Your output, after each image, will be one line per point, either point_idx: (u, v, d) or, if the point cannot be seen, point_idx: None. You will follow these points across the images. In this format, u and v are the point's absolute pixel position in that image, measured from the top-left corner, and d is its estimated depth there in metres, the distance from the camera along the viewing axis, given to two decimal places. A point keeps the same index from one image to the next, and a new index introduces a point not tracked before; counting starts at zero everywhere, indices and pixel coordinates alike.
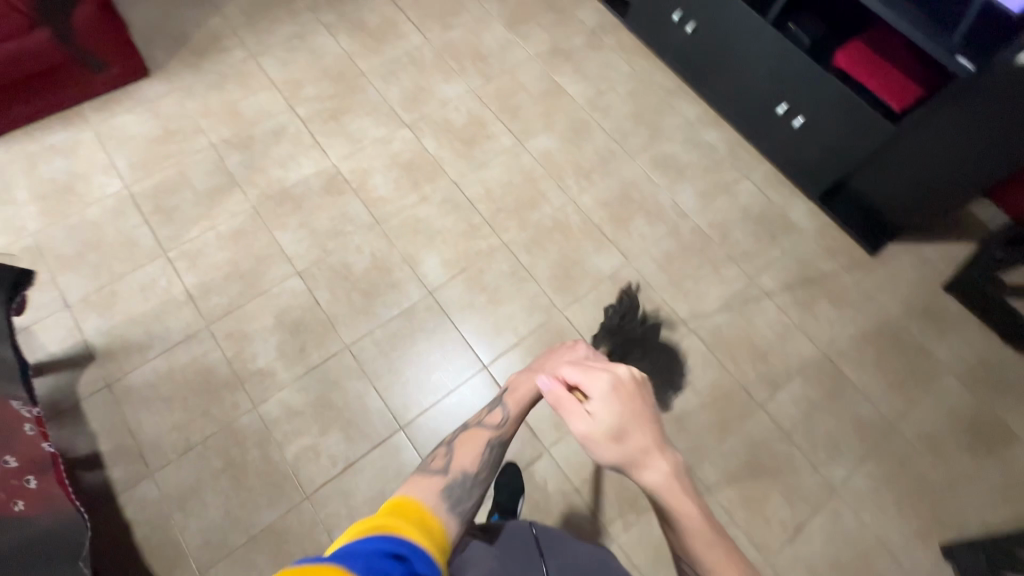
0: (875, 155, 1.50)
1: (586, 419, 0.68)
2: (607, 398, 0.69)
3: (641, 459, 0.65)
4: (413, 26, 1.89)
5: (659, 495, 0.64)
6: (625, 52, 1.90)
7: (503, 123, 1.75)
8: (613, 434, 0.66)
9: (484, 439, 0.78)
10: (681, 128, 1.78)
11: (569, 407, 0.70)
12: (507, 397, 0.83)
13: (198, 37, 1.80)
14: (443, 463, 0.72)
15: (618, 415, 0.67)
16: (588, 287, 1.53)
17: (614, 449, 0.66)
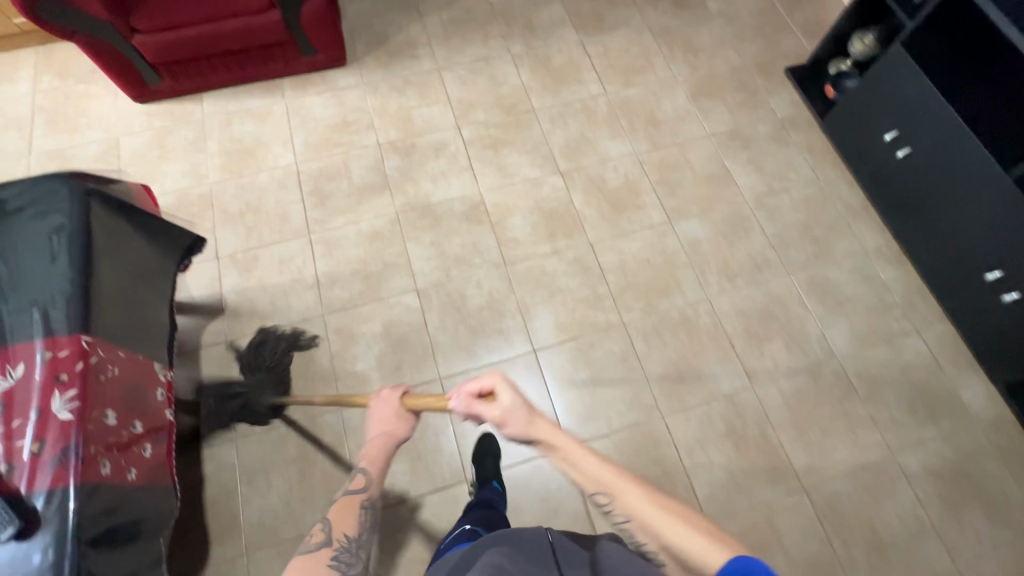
0: None
1: (496, 407, 0.76)
2: (501, 390, 0.77)
3: (537, 421, 0.73)
4: (596, 74, 1.86)
5: (554, 437, 0.72)
6: (811, 156, 1.74)
7: (658, 197, 1.66)
8: (515, 411, 0.74)
9: (356, 506, 0.80)
10: (853, 255, 1.59)
11: (478, 407, 0.78)
12: (361, 461, 0.84)
13: (397, 40, 1.90)
14: (318, 537, 0.75)
15: (512, 396, 0.76)
16: (699, 399, 1.40)
17: (516, 418, 0.74)
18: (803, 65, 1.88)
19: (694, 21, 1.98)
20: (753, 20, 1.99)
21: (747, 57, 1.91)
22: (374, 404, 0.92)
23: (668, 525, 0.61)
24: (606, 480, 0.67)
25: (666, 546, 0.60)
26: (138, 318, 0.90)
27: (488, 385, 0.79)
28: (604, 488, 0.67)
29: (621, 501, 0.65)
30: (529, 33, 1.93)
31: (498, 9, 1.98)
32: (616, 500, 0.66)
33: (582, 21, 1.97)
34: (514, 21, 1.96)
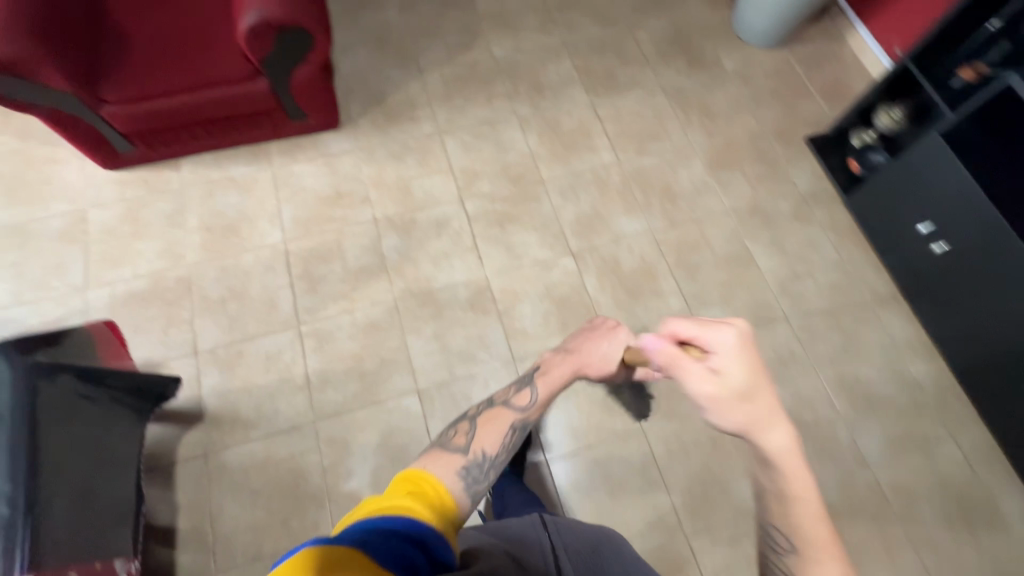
0: None
1: (712, 378, 0.65)
2: (730, 361, 0.65)
3: (756, 423, 0.63)
4: (608, 141, 1.75)
5: (781, 459, 0.63)
6: (835, 235, 1.64)
7: (676, 281, 1.55)
8: (743, 395, 0.64)
9: (508, 421, 0.84)
10: (883, 350, 1.50)
11: (686, 370, 0.66)
12: (538, 381, 0.91)
13: (395, 99, 1.77)
14: (465, 441, 0.77)
15: (743, 377, 0.64)
16: (725, 518, 1.31)
17: (736, 410, 0.63)
18: (825, 132, 1.79)
19: (710, 82, 1.87)
20: (771, 81, 1.89)
21: (766, 122, 1.81)
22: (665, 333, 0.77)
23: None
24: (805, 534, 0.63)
25: None
26: (89, 489, 0.86)
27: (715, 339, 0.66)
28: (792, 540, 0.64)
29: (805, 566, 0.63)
30: (537, 92, 1.81)
31: (502, 65, 1.85)
32: (803, 554, 0.63)
33: (592, 80, 1.85)
34: (520, 78, 1.83)
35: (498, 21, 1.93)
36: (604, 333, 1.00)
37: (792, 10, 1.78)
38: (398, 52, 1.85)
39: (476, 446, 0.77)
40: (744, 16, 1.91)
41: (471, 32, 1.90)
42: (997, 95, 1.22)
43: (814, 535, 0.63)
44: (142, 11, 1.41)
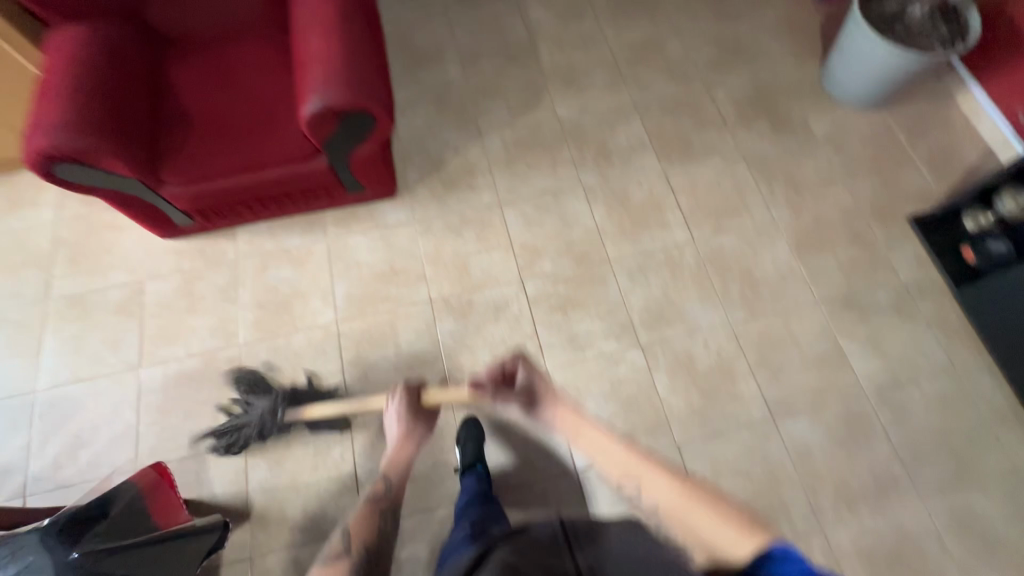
0: None
1: (518, 394, 1.07)
2: (518, 374, 1.11)
3: (553, 404, 0.99)
4: (682, 216, 1.61)
5: (576, 426, 0.92)
6: (945, 335, 1.45)
7: (758, 383, 1.40)
8: (534, 399, 1.03)
9: (378, 505, 1.00)
10: (1005, 480, 1.30)
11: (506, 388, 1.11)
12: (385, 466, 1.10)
13: (453, 165, 1.68)
14: (341, 538, 0.90)
15: (531, 377, 1.07)
16: None
17: (540, 404, 1.01)
18: (932, 210, 1.57)
19: (797, 149, 1.70)
20: (867, 148, 1.70)
21: (861, 197, 1.63)
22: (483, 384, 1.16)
23: (691, 512, 0.71)
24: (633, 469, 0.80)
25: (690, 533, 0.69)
26: None
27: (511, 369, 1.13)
28: (630, 477, 0.79)
29: (646, 493, 0.76)
30: (604, 159, 1.69)
31: (567, 128, 1.74)
32: (639, 481, 0.78)
33: (664, 145, 1.71)
34: (586, 143, 1.71)
35: (563, 79, 1.82)
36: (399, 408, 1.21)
37: (898, 73, 1.59)
38: (459, 113, 1.76)
39: (355, 539, 0.90)
40: (838, 75, 1.73)
41: (535, 91, 1.80)
42: None
43: (651, 474, 0.78)
44: (208, 86, 1.37)
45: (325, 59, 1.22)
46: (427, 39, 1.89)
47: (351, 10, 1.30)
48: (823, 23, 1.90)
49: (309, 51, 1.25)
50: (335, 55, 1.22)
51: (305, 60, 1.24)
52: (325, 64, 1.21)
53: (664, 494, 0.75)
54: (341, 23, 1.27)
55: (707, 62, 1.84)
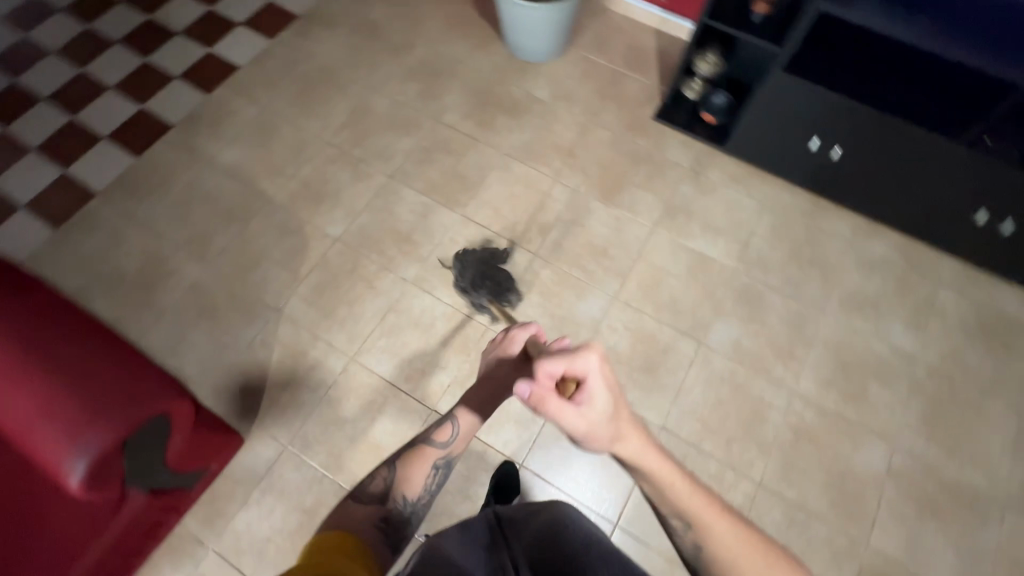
0: (824, 127, 1.47)
1: (581, 415, 0.68)
2: (595, 389, 0.68)
3: (625, 435, 0.69)
4: (509, 242, 1.59)
5: (641, 455, 0.69)
6: (741, 184, 1.68)
7: (670, 325, 1.48)
8: (608, 418, 0.68)
9: (431, 459, 0.92)
10: (849, 255, 1.58)
11: (557, 408, 0.67)
12: (455, 414, 0.95)
13: (277, 360, 1.43)
14: (384, 486, 0.85)
15: (607, 408, 0.68)
16: (873, 496, 1.31)
17: (604, 432, 0.68)
18: (663, 102, 1.79)
19: (541, 121, 1.78)
20: (587, 85, 1.85)
21: (613, 125, 1.78)
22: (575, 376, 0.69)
23: (742, 558, 0.66)
24: (689, 508, 0.69)
25: None
26: None
27: (580, 373, 0.69)
28: (684, 517, 0.69)
29: (700, 535, 0.68)
30: (408, 243, 1.58)
31: (351, 241, 1.58)
32: (693, 524, 0.69)
33: (446, 193, 1.66)
34: (380, 241, 1.58)
35: (309, 199, 1.64)
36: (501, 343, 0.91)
37: (561, 21, 1.73)
38: (237, 306, 1.49)
39: (399, 492, 0.84)
40: (525, 45, 1.82)
41: (292, 230, 1.59)
42: (812, 21, 1.29)
43: (710, 523, 0.68)
44: None
45: (77, 411, 0.89)
46: (137, 260, 1.54)
47: (44, 326, 0.94)
48: (476, 9, 1.98)
49: (33, 418, 0.89)
50: (82, 395, 0.90)
51: (36, 433, 0.88)
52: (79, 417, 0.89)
53: (716, 544, 0.67)
54: (50, 351, 0.92)
55: (418, 98, 1.81)
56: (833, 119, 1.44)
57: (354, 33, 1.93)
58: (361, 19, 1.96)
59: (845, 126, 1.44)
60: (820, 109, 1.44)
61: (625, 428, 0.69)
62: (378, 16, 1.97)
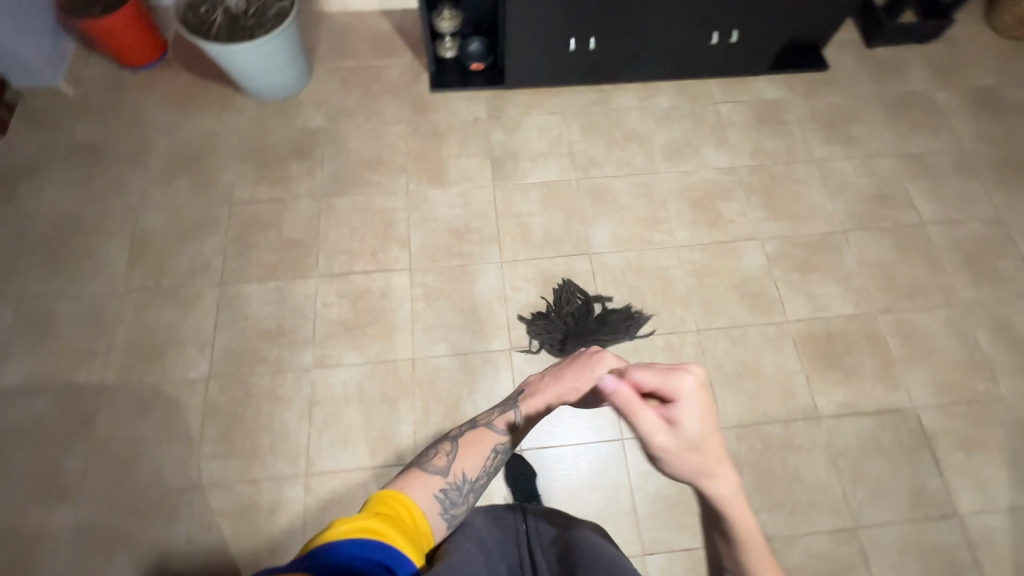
0: (571, 26, 1.60)
1: (666, 431, 0.63)
2: (687, 408, 0.64)
3: (711, 471, 0.63)
4: (381, 272, 1.52)
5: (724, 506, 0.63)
6: (536, 107, 1.78)
7: (559, 255, 1.56)
8: (691, 443, 0.63)
9: (492, 443, 0.88)
10: (647, 116, 1.77)
11: (640, 415, 0.64)
12: (522, 402, 0.94)
13: (231, 530, 1.25)
14: (446, 461, 0.82)
15: (696, 434, 0.63)
16: (772, 283, 1.54)
17: (682, 456, 0.63)
18: (430, 73, 1.80)
19: (333, 146, 1.68)
20: (353, 92, 1.77)
21: (400, 115, 1.74)
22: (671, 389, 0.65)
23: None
24: None
25: None
26: None
27: (672, 395, 0.65)
28: None
29: None
30: (284, 334, 1.43)
31: (225, 368, 1.39)
32: None
33: (289, 265, 1.52)
34: (255, 350, 1.41)
35: (149, 358, 1.39)
36: (588, 360, 0.92)
37: (292, 46, 1.61)
38: (147, 512, 1.25)
39: (455, 468, 0.82)
40: (271, 84, 1.68)
41: (152, 399, 1.35)
42: None
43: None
44: None
45: None
46: None
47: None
48: (194, 73, 1.77)
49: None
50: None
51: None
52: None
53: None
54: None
55: (195, 192, 1.60)
56: (573, 17, 1.57)
57: (74, 164, 1.62)
58: (71, 145, 1.64)
59: (585, 18, 1.58)
60: (560, 14, 1.56)
61: (718, 464, 0.63)
62: (88, 133, 1.66)
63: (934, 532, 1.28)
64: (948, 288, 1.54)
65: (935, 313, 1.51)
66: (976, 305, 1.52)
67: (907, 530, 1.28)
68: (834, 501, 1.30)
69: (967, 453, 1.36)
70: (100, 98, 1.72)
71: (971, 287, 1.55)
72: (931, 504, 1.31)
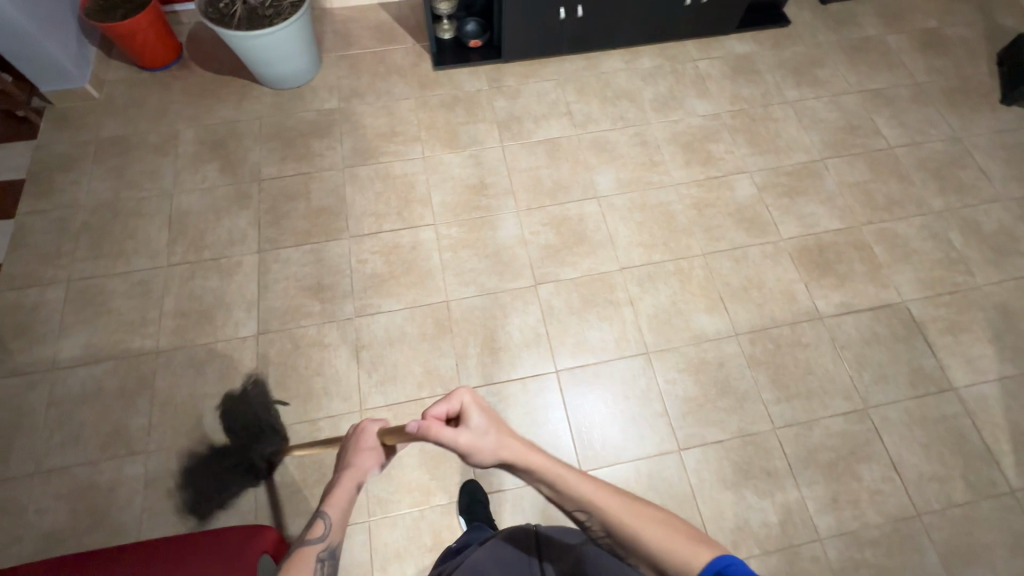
0: None
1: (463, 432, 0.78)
2: (467, 410, 0.80)
3: (508, 445, 0.77)
4: (408, 229, 1.64)
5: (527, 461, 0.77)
6: (533, 75, 1.93)
7: (569, 200, 1.70)
8: (485, 432, 0.78)
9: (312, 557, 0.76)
10: (634, 76, 1.94)
11: (438, 437, 0.78)
12: (326, 505, 0.81)
13: (296, 465, 1.33)
14: None
15: (484, 423, 0.79)
16: (764, 208, 1.69)
17: (488, 443, 0.77)
18: (432, 53, 1.95)
19: (349, 124, 1.81)
20: (362, 75, 1.91)
21: (409, 92, 1.88)
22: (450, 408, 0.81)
23: (642, 527, 0.69)
24: (587, 499, 0.73)
25: (638, 544, 0.69)
26: None
27: (462, 409, 0.81)
28: (581, 507, 0.74)
29: (595, 518, 0.73)
30: (325, 290, 1.53)
31: (272, 325, 1.48)
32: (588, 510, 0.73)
33: (321, 230, 1.62)
34: (298, 306, 1.51)
35: (199, 322, 1.48)
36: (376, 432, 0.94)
37: (305, 35, 1.74)
38: (215, 457, 1.33)
39: None
40: (287, 72, 1.80)
41: (207, 358, 1.44)
42: None
43: (604, 501, 0.72)
44: None
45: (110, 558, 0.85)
46: (64, 505, 1.27)
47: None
48: (211, 69, 1.89)
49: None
50: (205, 556, 0.85)
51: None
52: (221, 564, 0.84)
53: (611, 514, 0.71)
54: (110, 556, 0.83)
55: (225, 173, 1.70)
56: None
57: (107, 158, 1.72)
58: (102, 141, 1.75)
59: None
60: None
61: (507, 436, 0.78)
62: (117, 130, 1.77)
63: (936, 404, 1.42)
64: (919, 199, 1.72)
65: (912, 221, 1.68)
66: (945, 212, 1.70)
67: (912, 404, 1.42)
68: (844, 387, 1.44)
69: (955, 335, 1.51)
70: (124, 99, 1.82)
71: (939, 197, 1.72)
72: (930, 381, 1.45)
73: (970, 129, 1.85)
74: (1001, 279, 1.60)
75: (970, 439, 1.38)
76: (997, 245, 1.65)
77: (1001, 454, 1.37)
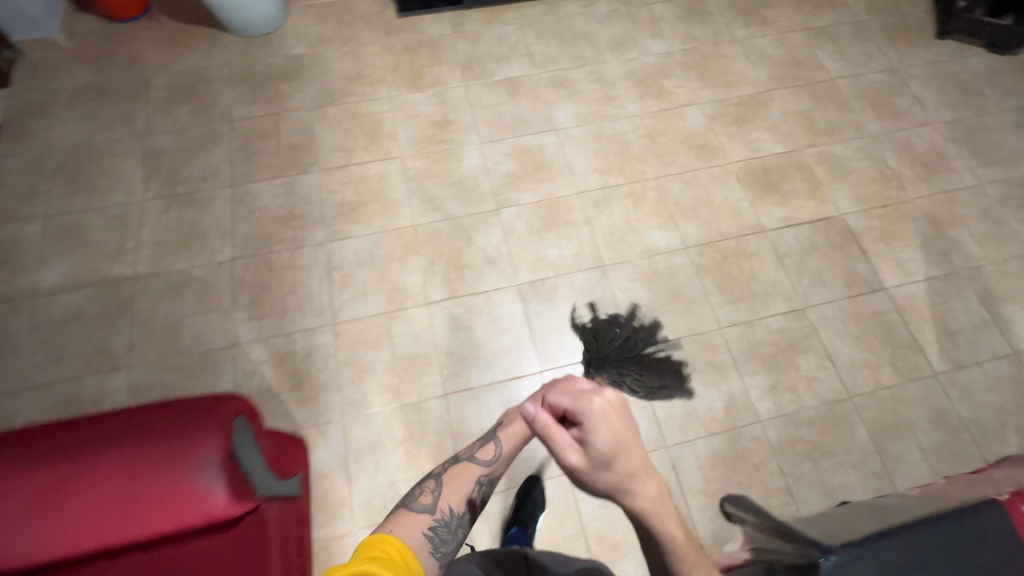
0: None
1: (578, 447, 0.66)
2: (598, 425, 0.65)
3: (638, 481, 0.65)
4: (375, 161, 1.71)
5: (653, 518, 0.65)
6: (493, 21, 2.01)
7: (530, 132, 1.78)
8: (609, 458, 0.65)
9: (473, 478, 0.81)
10: (591, 19, 2.03)
11: (557, 434, 0.67)
12: (500, 432, 0.85)
13: (274, 374, 1.41)
14: (431, 498, 0.78)
15: (609, 443, 0.64)
16: (713, 135, 1.80)
17: (604, 475, 0.65)
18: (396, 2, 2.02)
19: (316, 68, 1.88)
20: (329, 23, 1.97)
21: (374, 38, 1.95)
22: (585, 412, 0.67)
23: None
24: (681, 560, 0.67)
25: None
26: None
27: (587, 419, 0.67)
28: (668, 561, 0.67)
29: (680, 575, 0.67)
30: (296, 218, 1.61)
31: (246, 251, 1.56)
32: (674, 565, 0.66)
33: (292, 164, 1.69)
34: (271, 233, 1.58)
35: (176, 250, 1.55)
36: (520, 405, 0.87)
37: None
38: (195, 369, 1.41)
39: (444, 504, 0.77)
40: (256, 22, 1.87)
41: (184, 281, 1.51)
42: None
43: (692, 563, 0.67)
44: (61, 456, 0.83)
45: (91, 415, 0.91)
46: (51, 415, 1.34)
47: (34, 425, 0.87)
48: (179, 19, 1.94)
49: (91, 507, 0.81)
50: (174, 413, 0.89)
51: (128, 518, 0.82)
52: (178, 433, 0.87)
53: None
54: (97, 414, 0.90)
55: (196, 115, 1.76)
56: None
57: (80, 103, 1.77)
58: (75, 88, 1.80)
59: None
60: None
61: (637, 470, 0.65)
62: (88, 78, 1.82)
63: (868, 302, 1.54)
64: (857, 124, 1.83)
65: (850, 143, 1.80)
66: (882, 135, 1.81)
67: (847, 303, 1.54)
68: (785, 290, 1.55)
69: (887, 242, 1.63)
70: (95, 48, 1.87)
71: (876, 122, 1.84)
72: (863, 282, 1.57)
73: (907, 61, 1.97)
74: (931, 192, 1.71)
75: (898, 331, 1.50)
76: (929, 163, 1.76)
77: (927, 344, 1.49)
